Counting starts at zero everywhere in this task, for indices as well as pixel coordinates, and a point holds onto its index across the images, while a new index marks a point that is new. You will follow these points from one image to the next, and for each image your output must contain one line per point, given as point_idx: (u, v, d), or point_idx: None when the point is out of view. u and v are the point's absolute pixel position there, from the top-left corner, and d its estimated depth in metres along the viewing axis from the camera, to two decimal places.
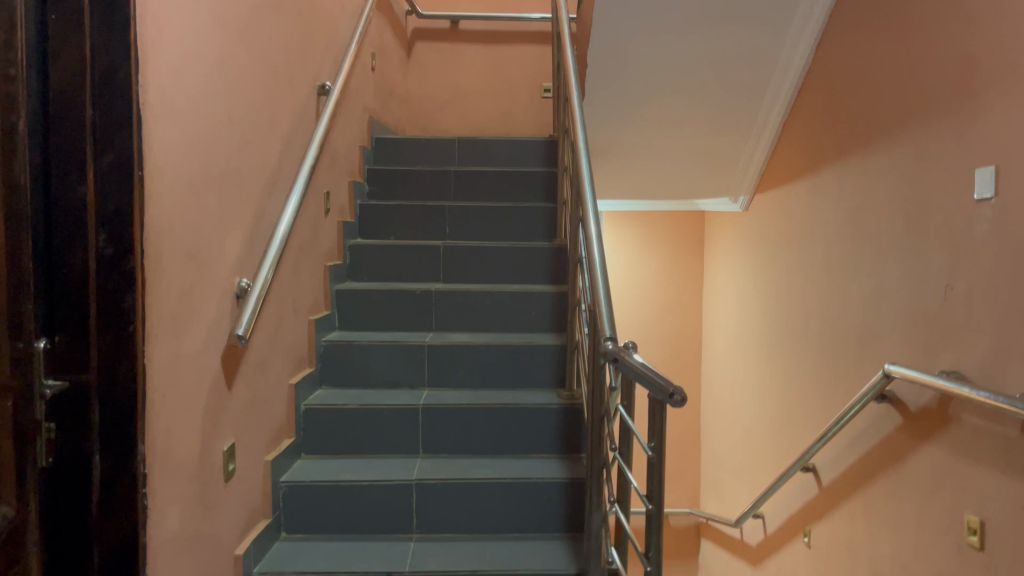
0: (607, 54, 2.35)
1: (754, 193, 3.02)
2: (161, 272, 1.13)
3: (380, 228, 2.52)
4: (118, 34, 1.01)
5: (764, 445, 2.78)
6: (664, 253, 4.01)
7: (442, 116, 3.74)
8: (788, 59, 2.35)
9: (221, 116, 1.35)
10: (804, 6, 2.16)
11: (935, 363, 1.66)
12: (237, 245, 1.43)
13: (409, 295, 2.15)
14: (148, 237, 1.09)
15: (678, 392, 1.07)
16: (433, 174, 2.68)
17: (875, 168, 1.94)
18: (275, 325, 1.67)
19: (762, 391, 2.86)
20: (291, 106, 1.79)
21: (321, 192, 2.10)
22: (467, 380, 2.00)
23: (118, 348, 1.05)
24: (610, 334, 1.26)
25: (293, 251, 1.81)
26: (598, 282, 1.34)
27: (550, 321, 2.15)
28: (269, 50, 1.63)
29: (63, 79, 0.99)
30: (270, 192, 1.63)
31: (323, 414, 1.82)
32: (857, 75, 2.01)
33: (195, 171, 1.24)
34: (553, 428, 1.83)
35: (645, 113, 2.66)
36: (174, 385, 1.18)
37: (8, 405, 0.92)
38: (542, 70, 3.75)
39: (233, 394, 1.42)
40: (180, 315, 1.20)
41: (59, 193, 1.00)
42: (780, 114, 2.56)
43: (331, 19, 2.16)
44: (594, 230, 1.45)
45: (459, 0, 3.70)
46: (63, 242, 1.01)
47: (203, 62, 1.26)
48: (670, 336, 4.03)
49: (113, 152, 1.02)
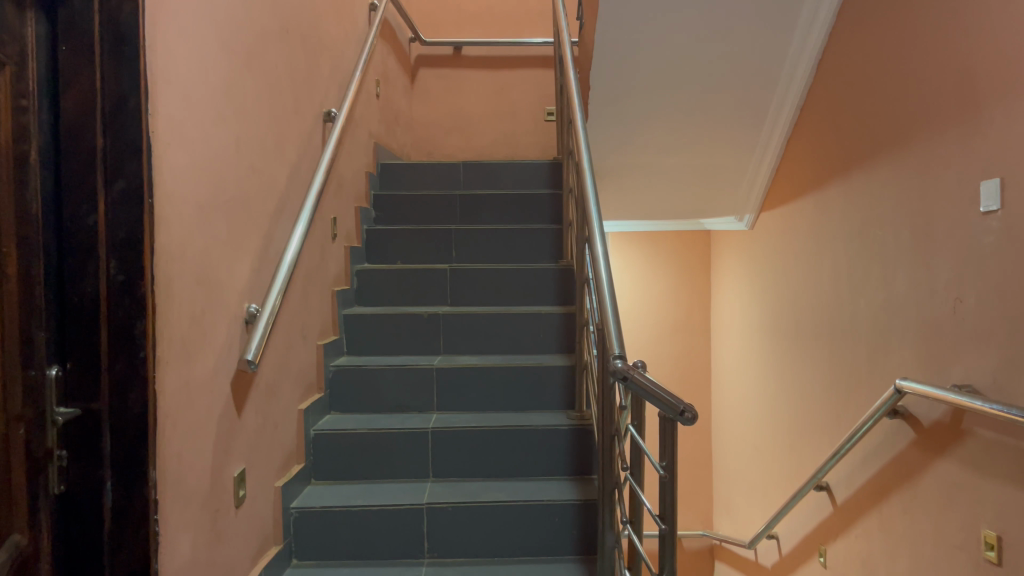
0: (609, 77, 2.37)
1: (760, 211, 3.03)
2: (172, 297, 1.13)
3: (386, 253, 2.53)
4: (127, 63, 1.02)
5: (776, 463, 2.76)
6: (670, 272, 4.01)
7: (447, 141, 3.77)
8: (790, 77, 2.37)
9: (230, 142, 1.36)
10: (804, 25, 2.18)
11: (946, 377, 1.65)
12: (246, 271, 1.44)
13: (416, 319, 2.16)
14: (158, 263, 1.09)
15: (689, 410, 1.07)
16: (439, 199, 2.69)
17: (880, 183, 1.94)
18: (284, 350, 1.67)
19: (772, 409, 2.85)
20: (298, 133, 1.80)
21: (328, 217, 2.12)
22: (476, 403, 1.99)
23: (129, 374, 1.05)
24: (619, 353, 1.26)
25: (301, 276, 1.82)
26: (606, 302, 1.34)
27: (559, 342, 2.15)
28: (276, 78, 1.65)
29: (74, 109, 1.01)
30: (278, 217, 1.64)
31: (332, 439, 1.81)
32: (860, 92, 2.02)
33: (204, 197, 1.25)
34: (564, 450, 1.82)
35: (649, 133, 2.67)
36: (186, 410, 1.18)
37: (21, 433, 0.93)
38: (545, 94, 3.78)
39: (243, 418, 1.42)
40: (191, 340, 1.20)
41: (71, 219, 1.02)
42: (783, 132, 2.58)
43: (336, 47, 2.19)
44: (600, 250, 1.45)
45: (462, 27, 3.74)
46: (76, 269, 1.03)
47: (211, 89, 1.27)
48: (678, 356, 4.01)
49: (124, 179, 1.03)
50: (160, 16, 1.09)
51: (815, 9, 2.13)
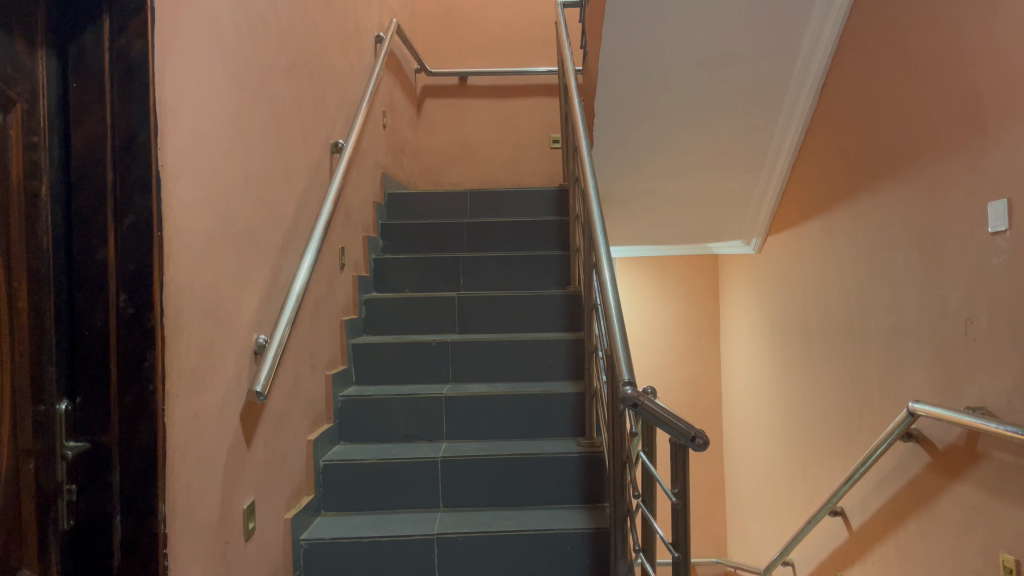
0: (614, 103, 2.39)
1: (767, 234, 3.03)
2: (181, 329, 1.14)
3: (394, 282, 2.54)
4: (136, 99, 1.04)
5: (789, 489, 2.73)
6: (678, 297, 4.01)
7: (453, 169, 3.79)
8: (793, 102, 2.38)
9: (238, 175, 1.37)
10: (806, 50, 2.19)
11: (959, 399, 1.64)
12: (254, 302, 1.44)
13: (425, 347, 2.16)
14: (168, 296, 1.10)
15: (700, 436, 1.08)
16: (446, 227, 2.70)
17: (887, 204, 1.94)
18: (293, 380, 1.67)
19: (784, 433, 2.82)
20: (305, 164, 1.82)
21: (336, 247, 2.12)
22: (486, 431, 1.98)
23: (138, 407, 1.05)
24: (628, 379, 1.25)
25: (310, 307, 1.82)
26: (615, 329, 1.34)
27: (568, 369, 2.14)
28: (284, 111, 1.67)
29: (85, 145, 1.03)
30: (286, 248, 1.65)
31: (342, 469, 1.81)
32: (865, 115, 2.03)
33: (212, 230, 1.25)
34: (576, 477, 1.81)
35: (654, 159, 2.69)
36: (195, 442, 1.18)
37: (30, 467, 0.94)
38: (550, 122, 3.80)
39: (252, 450, 1.41)
40: (200, 372, 1.20)
41: (80, 254, 1.03)
42: (788, 155, 2.58)
43: (343, 79, 2.21)
44: (607, 275, 1.44)
45: (467, 57, 3.77)
46: (85, 303, 1.04)
47: (219, 123, 1.29)
48: (688, 382, 3.99)
49: (133, 215, 1.04)
50: (168, 52, 1.11)
51: (817, 35, 2.14)
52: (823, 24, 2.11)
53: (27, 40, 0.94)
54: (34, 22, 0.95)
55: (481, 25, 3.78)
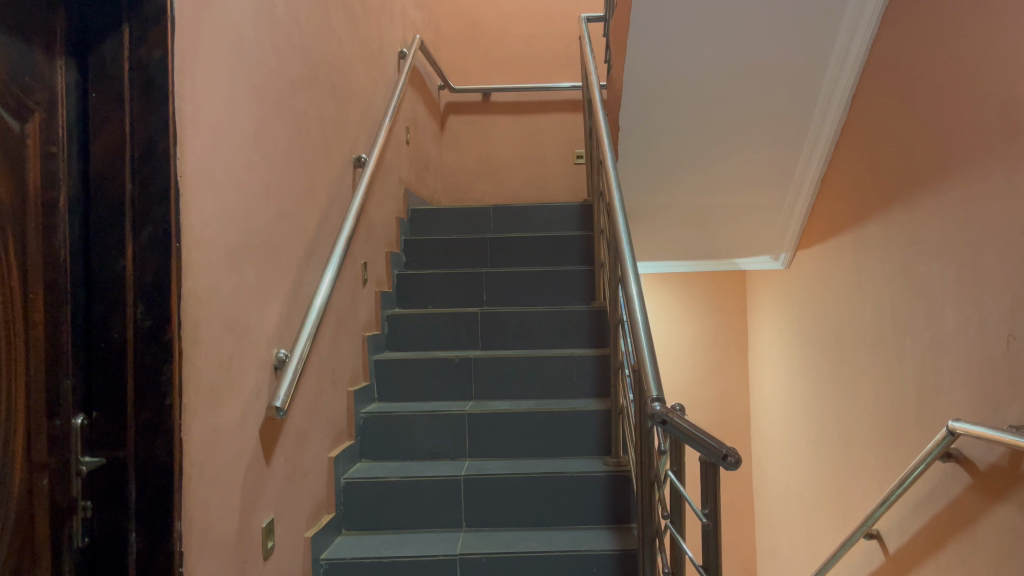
0: (639, 114, 2.36)
1: (796, 250, 2.96)
2: (199, 343, 1.12)
3: (417, 297, 2.52)
4: (156, 109, 1.02)
5: (822, 510, 2.65)
6: (706, 313, 3.95)
7: (476, 186, 3.78)
8: (822, 115, 2.33)
9: (259, 188, 1.36)
10: (836, 62, 2.14)
11: (1002, 418, 1.57)
12: (275, 316, 1.42)
13: (447, 363, 2.13)
14: (186, 308, 1.08)
15: (733, 454, 1.04)
16: (469, 242, 2.68)
17: (923, 216, 1.89)
18: (314, 396, 1.64)
19: (815, 453, 2.74)
20: (327, 179, 1.80)
21: (359, 262, 2.11)
22: (509, 450, 1.94)
23: (155, 422, 1.03)
24: (656, 396, 1.21)
25: (331, 321, 1.80)
26: (642, 343, 1.30)
27: (594, 386, 2.10)
28: (307, 124, 1.66)
29: (104, 154, 1.02)
30: (307, 262, 1.63)
31: (363, 487, 1.77)
32: (899, 126, 1.98)
33: (232, 242, 1.24)
34: (602, 498, 1.76)
35: (681, 170, 2.65)
36: (213, 458, 1.15)
37: (44, 482, 0.93)
38: (575, 137, 3.77)
39: (272, 467, 1.38)
40: (219, 387, 1.18)
41: (99, 265, 1.02)
42: (817, 169, 2.53)
43: (367, 94, 2.20)
44: (635, 290, 1.41)
45: (490, 73, 3.77)
46: (102, 315, 1.02)
47: (240, 134, 1.27)
48: (716, 400, 3.91)
49: (152, 225, 1.03)
50: (188, 61, 1.09)
51: (846, 46, 2.10)
52: (853, 35, 2.07)
53: (46, 48, 0.94)
54: (53, 32, 0.95)
55: (504, 41, 3.77)
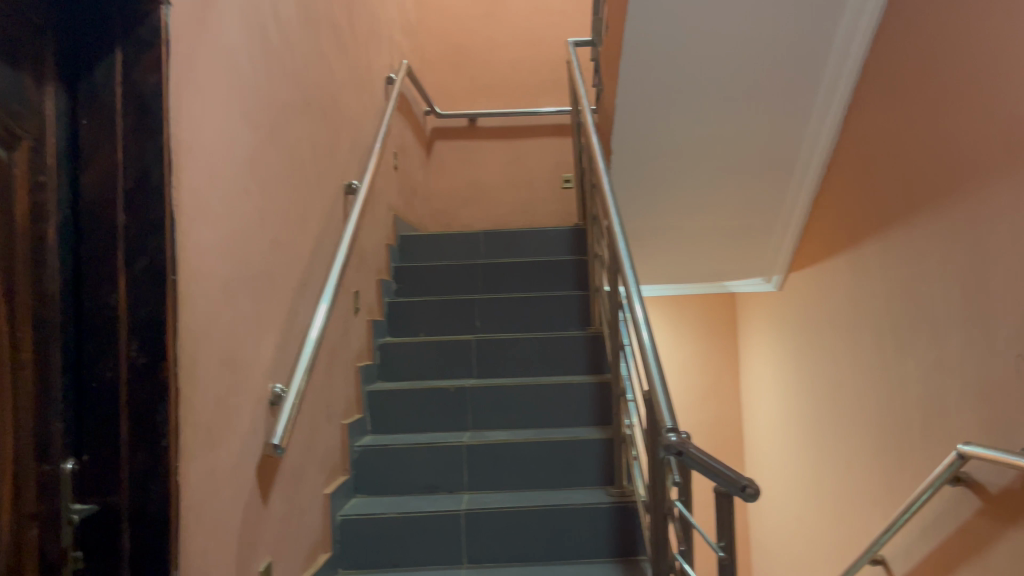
0: (632, 135, 2.35)
1: (788, 271, 2.95)
2: (196, 379, 1.06)
3: (409, 325, 2.47)
4: (150, 135, 0.98)
5: (821, 536, 2.61)
6: (696, 336, 3.93)
7: (463, 211, 3.75)
8: (814, 135, 2.33)
9: (254, 215, 1.31)
10: (828, 82, 2.15)
11: (1013, 441, 1.54)
12: (270, 349, 1.37)
13: (442, 393, 2.08)
14: (183, 343, 1.02)
15: (752, 485, 1.02)
16: (460, 269, 2.64)
17: (923, 236, 1.87)
18: (310, 431, 1.58)
19: (813, 476, 2.71)
20: (320, 207, 1.76)
21: (351, 290, 2.06)
22: (508, 483, 1.88)
23: (150, 465, 0.97)
24: (670, 426, 1.18)
25: (325, 352, 1.75)
26: (653, 371, 1.27)
27: (593, 414, 2.05)
28: (300, 151, 1.62)
29: (95, 184, 0.97)
30: (302, 292, 1.58)
31: (360, 524, 1.71)
32: (896, 146, 1.98)
33: (228, 272, 1.19)
34: (606, 530, 1.71)
35: (673, 193, 2.64)
36: (210, 501, 1.09)
37: (33, 533, 0.87)
38: (562, 161, 3.76)
39: (269, 508, 1.32)
40: (216, 425, 1.12)
41: (90, 299, 0.97)
42: (810, 190, 2.52)
43: (357, 119, 2.17)
44: (641, 316, 1.37)
45: (476, 99, 3.75)
46: (94, 353, 0.97)
47: (236, 162, 1.23)
48: (709, 424, 3.88)
49: (146, 257, 0.98)
50: (184, 83, 1.05)
51: (838, 65, 2.10)
52: (846, 53, 2.07)
53: (35, 72, 0.89)
54: (44, 56, 0.91)
55: (490, 66, 3.76)
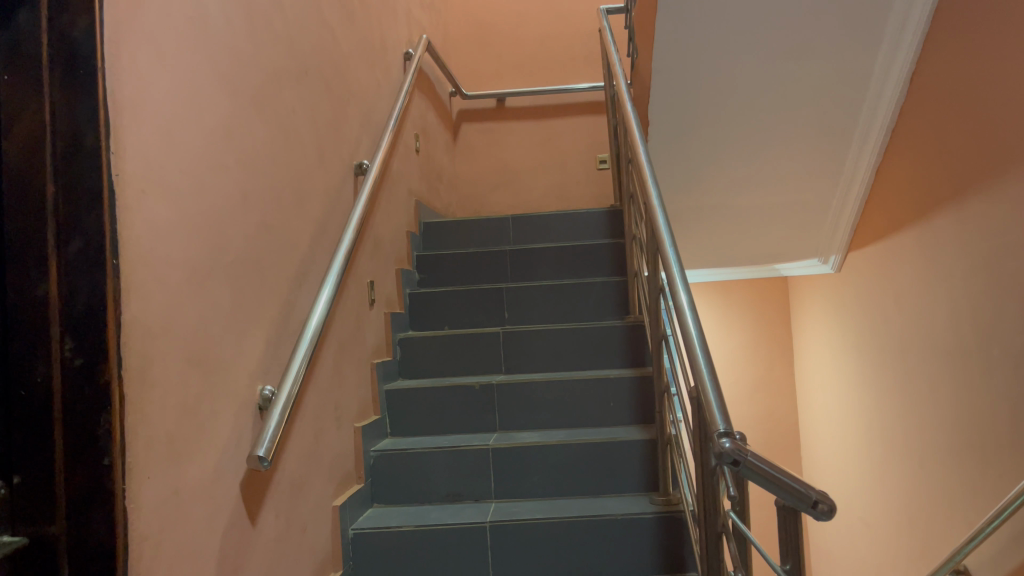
0: (671, 103, 2.14)
1: (847, 251, 2.71)
2: (150, 385, 0.89)
3: (432, 319, 2.29)
4: (82, 92, 0.81)
5: (890, 539, 2.38)
6: (746, 323, 3.70)
7: (495, 197, 3.57)
8: (876, 98, 2.09)
9: (233, 193, 1.14)
10: (892, 35, 1.91)
11: None
12: (258, 347, 1.20)
13: (467, 391, 1.90)
14: (129, 341, 0.85)
15: (825, 500, 0.83)
16: (487, 257, 2.46)
17: (1007, 205, 1.64)
18: (313, 438, 1.42)
19: (880, 474, 2.48)
20: (323, 188, 1.59)
21: (365, 280, 1.89)
22: (539, 490, 1.70)
23: (91, 486, 0.80)
24: (724, 430, 0.97)
25: (333, 347, 1.58)
26: (701, 365, 1.07)
27: (634, 413, 1.85)
28: (295, 125, 1.45)
29: (18, 152, 0.80)
30: (300, 282, 1.41)
31: (374, 538, 1.54)
32: (973, 106, 1.74)
33: (197, 258, 1.02)
34: (650, 543, 1.51)
35: (716, 165, 2.42)
36: (174, 528, 0.93)
37: None
38: (597, 141, 3.55)
39: (259, 528, 1.16)
40: (183, 438, 0.96)
41: (14, 290, 0.79)
42: (871, 161, 2.28)
43: (368, 95, 2.00)
44: (685, 302, 1.18)
45: (505, 78, 3.56)
46: (19, 356, 0.79)
47: (205, 130, 1.06)
48: (761, 417, 3.65)
49: (81, 237, 0.81)
50: (127, 32, 0.88)
51: (904, 13, 1.86)
52: None
53: None
54: None
55: (518, 44, 3.57)
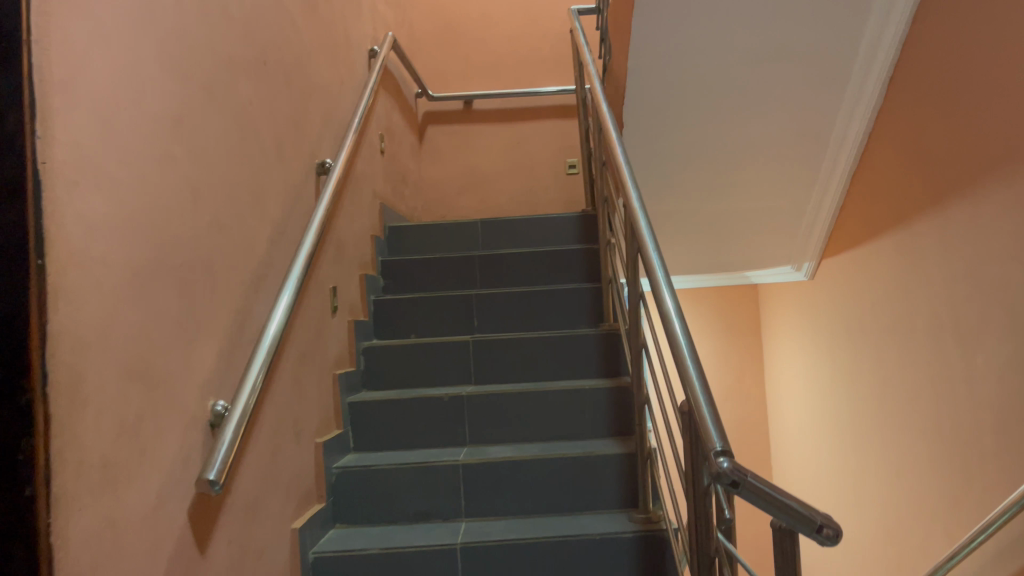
0: (645, 103, 2.08)
1: (820, 258, 2.67)
2: (82, 404, 0.79)
3: (398, 327, 2.20)
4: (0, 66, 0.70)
5: (866, 550, 2.34)
6: (716, 330, 3.66)
7: (462, 202, 3.48)
8: (853, 102, 2.05)
9: (180, 188, 1.04)
10: (870, 36, 1.86)
11: None
12: (209, 358, 1.10)
13: (435, 403, 1.80)
14: (54, 353, 0.74)
15: (832, 526, 0.76)
16: (454, 262, 2.37)
17: (989, 212, 1.60)
18: (271, 455, 1.31)
19: (856, 484, 2.44)
20: (282, 186, 1.49)
21: (327, 286, 1.79)
22: (511, 507, 1.61)
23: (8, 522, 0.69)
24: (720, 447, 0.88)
25: (292, 357, 1.48)
26: (691, 374, 0.99)
27: (610, 425, 1.77)
28: (253, 119, 1.35)
29: None
30: (257, 288, 1.31)
31: (336, 563, 1.44)
32: (953, 110, 1.70)
33: (138, 259, 0.92)
34: (629, 564, 1.43)
35: (691, 169, 2.36)
36: (109, 565, 0.82)
37: None
38: (566, 145, 3.48)
39: (209, 557, 1.05)
40: (120, 462, 0.85)
41: None
42: (846, 167, 2.24)
43: (330, 92, 1.90)
44: (670, 307, 1.10)
45: (472, 80, 3.48)
46: None
47: (149, 117, 0.96)
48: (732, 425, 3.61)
49: None
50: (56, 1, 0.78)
51: (884, 15, 1.81)
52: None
53: None
54: None
55: (485, 45, 3.49)
